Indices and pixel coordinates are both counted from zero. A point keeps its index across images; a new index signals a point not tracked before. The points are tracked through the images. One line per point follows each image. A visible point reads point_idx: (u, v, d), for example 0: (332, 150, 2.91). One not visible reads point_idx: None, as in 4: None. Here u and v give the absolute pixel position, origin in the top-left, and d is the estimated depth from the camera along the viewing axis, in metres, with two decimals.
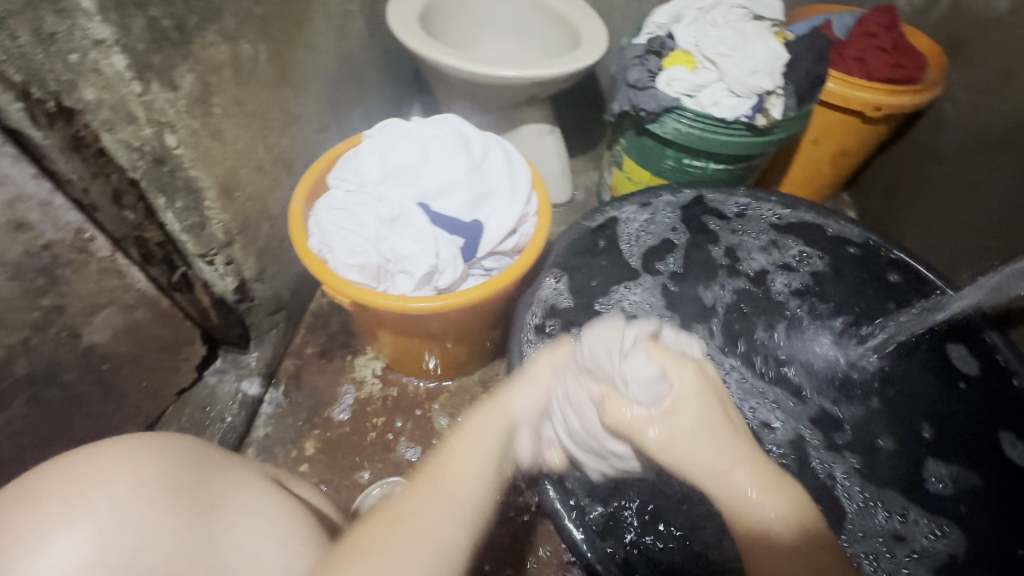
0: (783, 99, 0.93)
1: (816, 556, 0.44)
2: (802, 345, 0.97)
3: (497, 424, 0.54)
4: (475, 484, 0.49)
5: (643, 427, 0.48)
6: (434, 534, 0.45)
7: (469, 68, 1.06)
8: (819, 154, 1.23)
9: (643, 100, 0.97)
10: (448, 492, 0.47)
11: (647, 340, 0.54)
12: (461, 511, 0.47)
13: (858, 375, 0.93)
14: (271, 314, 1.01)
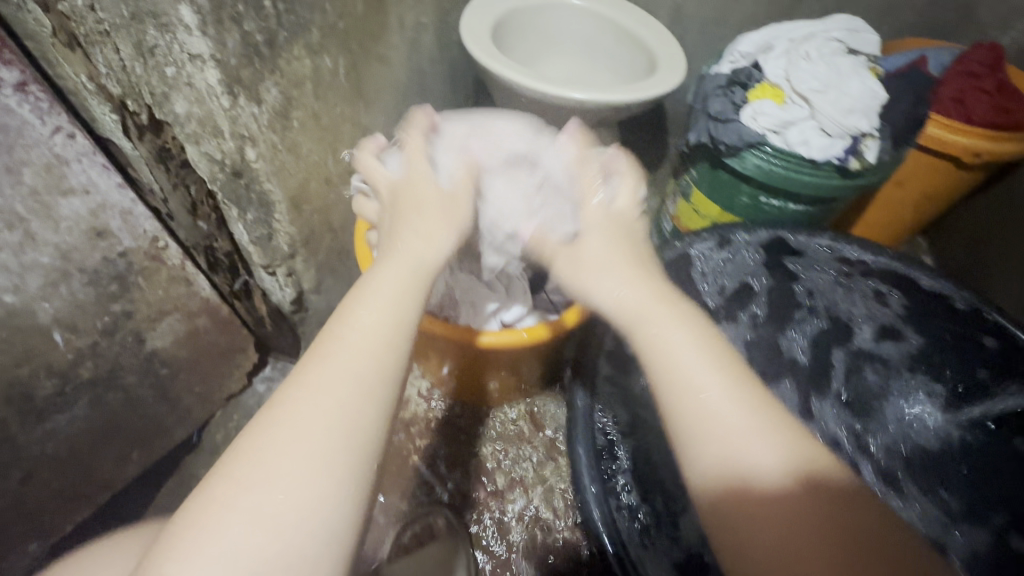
0: (878, 141, 0.87)
1: (819, 521, 0.40)
2: (891, 407, 0.91)
3: (404, 269, 0.49)
4: (385, 332, 0.44)
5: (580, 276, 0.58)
6: (329, 406, 0.40)
7: (541, 88, 1.03)
8: (899, 197, 1.16)
9: (724, 133, 0.92)
10: (355, 344, 0.43)
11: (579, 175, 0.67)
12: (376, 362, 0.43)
13: (940, 443, 0.86)
14: (323, 325, 1.00)
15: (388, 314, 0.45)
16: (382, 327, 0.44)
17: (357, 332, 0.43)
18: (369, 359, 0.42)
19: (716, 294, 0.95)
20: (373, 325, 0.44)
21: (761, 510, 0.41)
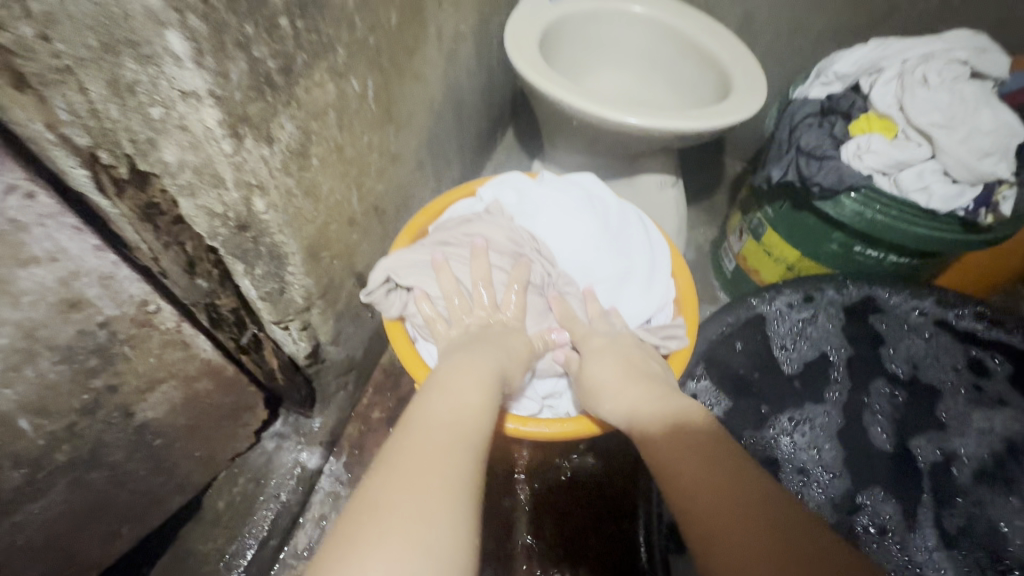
0: (1016, 190, 0.71)
1: (754, 492, 0.43)
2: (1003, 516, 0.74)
3: (486, 358, 0.53)
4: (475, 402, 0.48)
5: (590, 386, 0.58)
6: (448, 465, 0.41)
7: (596, 110, 0.89)
8: (1014, 246, 0.97)
9: (819, 173, 0.77)
10: (454, 407, 0.47)
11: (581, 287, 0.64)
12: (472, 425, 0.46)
13: None
14: (341, 375, 0.89)
15: (481, 388, 0.50)
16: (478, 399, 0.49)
17: (454, 403, 0.47)
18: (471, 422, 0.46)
19: (794, 361, 0.79)
20: (469, 393, 0.49)
21: (715, 499, 0.43)
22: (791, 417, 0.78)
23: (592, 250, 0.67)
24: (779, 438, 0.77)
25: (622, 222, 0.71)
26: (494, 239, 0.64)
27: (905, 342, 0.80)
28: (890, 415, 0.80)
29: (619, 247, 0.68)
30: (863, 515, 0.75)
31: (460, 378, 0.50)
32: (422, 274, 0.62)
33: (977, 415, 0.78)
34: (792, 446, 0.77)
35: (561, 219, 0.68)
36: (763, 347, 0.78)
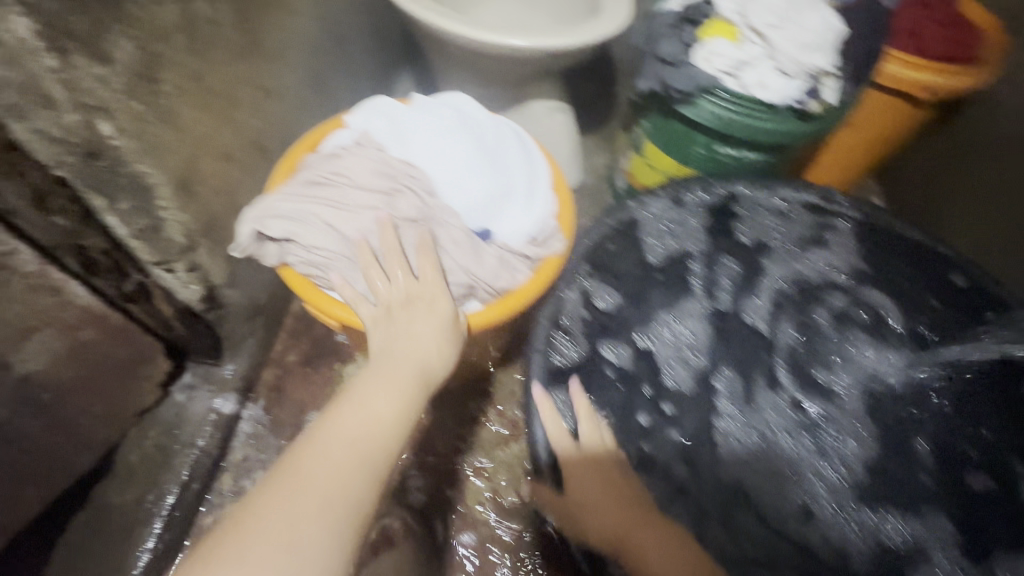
0: (837, 80, 0.81)
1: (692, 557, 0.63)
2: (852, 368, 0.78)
3: (408, 371, 0.51)
4: (385, 411, 0.47)
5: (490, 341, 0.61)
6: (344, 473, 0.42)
7: (472, 34, 0.90)
8: (857, 140, 1.11)
9: (676, 78, 0.84)
10: (364, 422, 0.46)
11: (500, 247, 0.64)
12: (375, 442, 0.45)
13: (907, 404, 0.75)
14: (246, 321, 0.89)
15: (396, 400, 0.48)
16: (393, 412, 0.47)
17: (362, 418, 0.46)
18: (379, 441, 0.45)
19: (661, 254, 0.80)
20: (381, 409, 0.47)
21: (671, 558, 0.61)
22: (668, 318, 0.81)
23: (466, 169, 0.63)
24: (657, 335, 0.80)
25: (499, 139, 0.68)
26: (362, 171, 0.59)
27: (759, 219, 0.80)
28: (752, 293, 0.82)
29: (496, 164, 0.65)
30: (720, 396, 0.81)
31: (377, 385, 0.48)
32: (293, 221, 0.57)
33: (825, 286, 0.80)
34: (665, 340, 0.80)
35: (432, 139, 0.64)
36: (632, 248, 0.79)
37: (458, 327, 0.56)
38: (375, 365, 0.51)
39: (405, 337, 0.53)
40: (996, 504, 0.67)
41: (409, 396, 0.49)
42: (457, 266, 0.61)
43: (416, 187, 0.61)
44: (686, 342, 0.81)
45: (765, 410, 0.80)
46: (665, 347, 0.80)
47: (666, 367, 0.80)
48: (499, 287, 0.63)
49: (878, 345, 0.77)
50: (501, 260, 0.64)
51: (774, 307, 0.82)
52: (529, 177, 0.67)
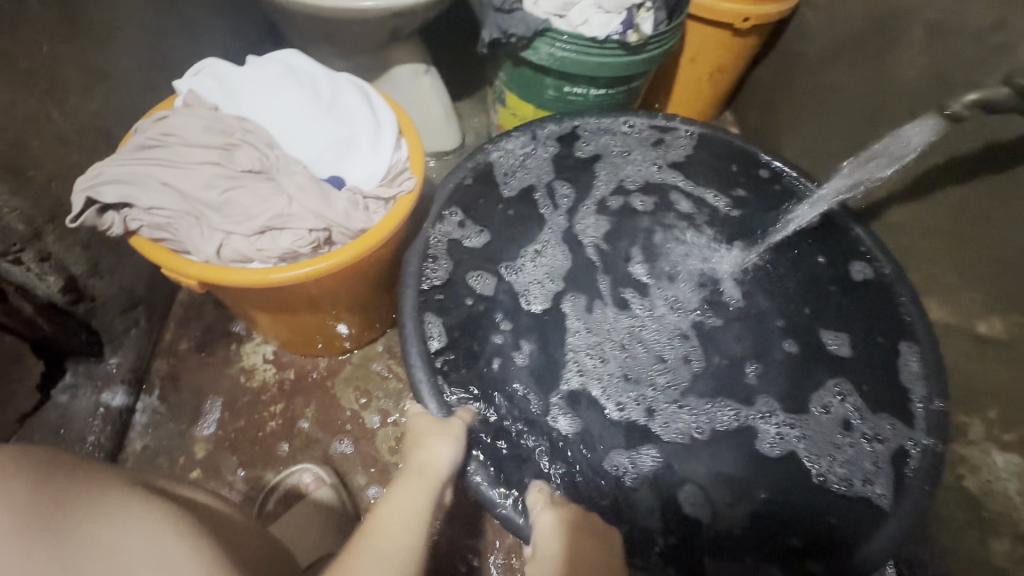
0: (653, 13, 0.91)
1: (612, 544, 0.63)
2: (687, 258, 0.91)
3: (417, 483, 0.58)
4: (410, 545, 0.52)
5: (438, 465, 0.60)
6: None
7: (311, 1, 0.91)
8: (698, 73, 1.21)
9: (511, 25, 0.90)
10: (390, 547, 0.51)
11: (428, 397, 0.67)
12: (406, 548, 0.52)
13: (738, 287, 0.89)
14: (124, 312, 0.88)
15: (415, 512, 0.55)
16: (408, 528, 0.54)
17: (395, 528, 0.53)
18: (407, 550, 0.52)
19: (515, 187, 0.90)
20: (410, 512, 0.55)
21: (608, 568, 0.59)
22: (530, 249, 0.88)
23: (303, 117, 0.67)
24: (520, 266, 0.87)
25: (337, 88, 0.71)
26: (193, 130, 0.63)
27: (602, 140, 0.93)
28: (593, 212, 0.93)
29: (334, 110, 0.69)
30: (574, 313, 0.87)
31: (404, 496, 0.56)
32: (129, 185, 0.60)
33: (659, 195, 0.94)
34: (534, 268, 0.87)
35: (266, 95, 0.67)
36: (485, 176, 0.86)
37: (454, 429, 0.64)
38: (400, 484, 0.57)
39: (423, 453, 0.60)
40: (810, 361, 0.82)
41: (424, 510, 0.56)
42: (305, 211, 0.63)
43: (254, 139, 0.65)
44: (547, 262, 0.88)
45: (608, 321, 0.87)
46: (524, 276, 0.86)
47: (526, 291, 0.86)
48: (356, 229, 0.67)
49: (703, 249, 0.92)
50: (353, 201, 0.67)
51: (619, 230, 0.92)
52: (370, 120, 0.71)
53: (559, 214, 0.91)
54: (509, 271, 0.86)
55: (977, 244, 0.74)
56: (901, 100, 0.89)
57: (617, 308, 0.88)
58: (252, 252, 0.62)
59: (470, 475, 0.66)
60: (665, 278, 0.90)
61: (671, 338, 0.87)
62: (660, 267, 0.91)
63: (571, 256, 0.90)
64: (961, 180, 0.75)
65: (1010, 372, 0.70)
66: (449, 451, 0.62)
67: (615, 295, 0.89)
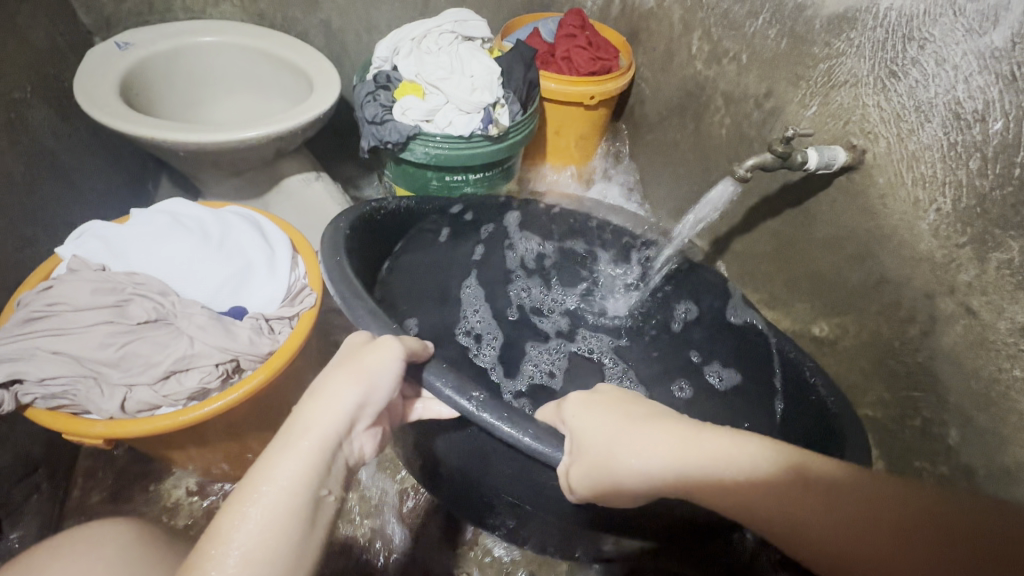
0: (507, 107, 1.05)
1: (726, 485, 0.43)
2: (586, 263, 1.03)
3: (313, 440, 0.46)
4: (285, 541, 0.41)
5: (347, 416, 0.48)
6: None
7: (190, 137, 0.96)
8: (565, 143, 1.35)
9: (386, 133, 1.02)
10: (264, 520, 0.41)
11: (353, 348, 0.53)
12: (275, 550, 0.41)
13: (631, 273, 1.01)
14: (22, 480, 0.83)
15: (296, 489, 0.43)
16: (287, 510, 0.42)
17: (260, 518, 0.41)
18: (285, 531, 0.42)
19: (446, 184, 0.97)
20: (289, 492, 0.43)
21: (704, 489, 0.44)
22: (468, 304, 0.94)
23: (196, 261, 0.72)
24: (465, 325, 0.92)
25: (226, 226, 0.77)
26: (81, 294, 0.65)
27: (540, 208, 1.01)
28: (516, 250, 1.01)
29: (226, 248, 0.74)
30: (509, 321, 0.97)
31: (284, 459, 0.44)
32: (18, 362, 0.62)
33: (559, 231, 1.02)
34: (472, 304, 0.94)
35: (157, 246, 0.72)
36: (392, 224, 0.89)
37: (363, 361, 0.50)
38: (275, 449, 0.45)
39: (316, 408, 0.47)
40: (706, 286, 0.93)
41: (308, 482, 0.44)
42: (209, 348, 0.66)
43: (148, 291, 0.68)
44: (480, 301, 0.96)
45: (539, 351, 0.95)
46: (473, 328, 0.93)
47: (476, 348, 0.91)
48: (263, 353, 0.70)
49: (604, 292, 1.02)
50: (257, 327, 0.71)
51: (524, 275, 1.01)
52: (263, 249, 0.76)
53: (481, 253, 0.98)
54: (462, 330, 0.91)
55: (797, 260, 0.90)
56: (723, 154, 1.07)
57: (539, 312, 1.00)
58: (160, 399, 0.64)
59: (476, 414, 0.53)
60: (577, 276, 1.03)
61: (587, 322, 1.00)
62: (569, 270, 1.03)
63: (493, 292, 0.97)
64: (776, 213, 0.91)
65: (840, 364, 0.84)
66: (350, 394, 0.48)
67: (533, 299, 1.00)
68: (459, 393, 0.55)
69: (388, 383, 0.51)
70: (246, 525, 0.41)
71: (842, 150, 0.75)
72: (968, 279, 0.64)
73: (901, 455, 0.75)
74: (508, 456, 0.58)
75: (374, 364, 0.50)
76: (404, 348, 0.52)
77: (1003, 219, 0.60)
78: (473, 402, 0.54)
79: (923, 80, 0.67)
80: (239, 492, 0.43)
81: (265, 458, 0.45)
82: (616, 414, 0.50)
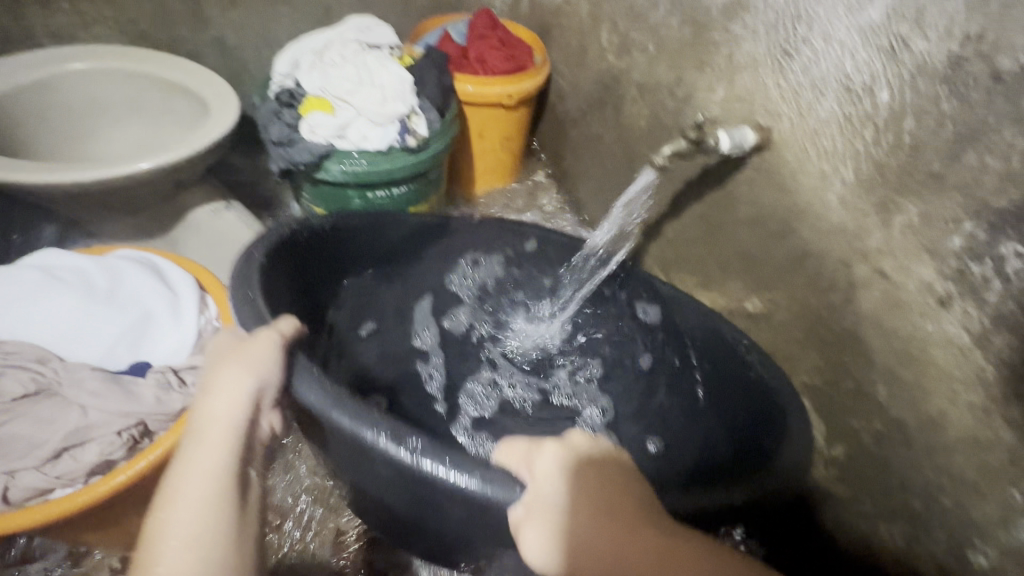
0: (424, 115, 1.02)
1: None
2: (530, 277, 0.99)
3: (216, 427, 0.46)
4: (221, 527, 0.43)
5: (247, 393, 0.49)
6: None
7: (68, 177, 0.86)
8: (490, 146, 1.32)
9: (295, 154, 0.96)
10: (188, 513, 0.43)
11: (230, 339, 0.53)
12: (212, 535, 0.43)
13: (559, 280, 0.98)
14: None
15: (212, 477, 0.45)
16: (209, 501, 0.44)
17: (187, 514, 0.43)
18: (213, 524, 0.43)
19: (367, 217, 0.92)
20: (205, 481, 0.45)
21: None
22: (418, 321, 0.98)
23: (84, 319, 0.64)
24: (419, 335, 0.97)
25: (115, 274, 0.69)
26: None
27: (503, 232, 0.95)
28: (470, 263, 0.98)
29: (117, 299, 0.67)
30: (456, 333, 0.99)
31: (192, 456, 0.46)
32: None
33: (503, 243, 0.96)
34: (423, 320, 0.98)
35: (34, 308, 0.64)
36: (328, 252, 0.84)
37: (246, 349, 0.51)
38: (189, 453, 0.46)
39: (211, 401, 0.48)
40: (642, 290, 0.90)
41: (223, 469, 0.45)
42: (107, 415, 0.59)
43: (26, 361, 0.60)
44: (426, 316, 0.98)
45: (489, 369, 0.98)
46: (424, 340, 0.97)
47: (426, 364, 0.96)
48: (174, 410, 0.62)
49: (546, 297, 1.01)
50: (163, 383, 0.63)
51: (476, 283, 1.00)
52: (163, 294, 0.68)
53: (446, 270, 0.98)
54: (419, 342, 0.97)
55: (725, 241, 0.91)
56: (643, 143, 1.07)
57: (487, 321, 1.02)
58: (51, 482, 0.56)
59: (413, 464, 0.51)
60: (520, 291, 1.01)
61: (533, 327, 1.02)
62: (515, 279, 1.00)
63: (439, 307, 0.99)
64: (700, 197, 0.93)
65: (776, 336, 0.86)
66: (243, 378, 0.49)
67: (480, 312, 1.01)
68: (394, 443, 0.52)
69: (273, 361, 0.52)
70: (172, 521, 0.43)
71: (751, 131, 0.77)
72: (877, 244, 0.66)
73: (838, 418, 0.78)
74: (460, 500, 0.52)
75: (258, 349, 0.51)
76: (277, 333, 0.54)
77: (902, 184, 0.63)
78: (407, 452, 0.51)
79: (815, 58, 0.69)
80: (160, 498, 0.45)
81: (176, 463, 0.46)
82: (606, 521, 0.45)
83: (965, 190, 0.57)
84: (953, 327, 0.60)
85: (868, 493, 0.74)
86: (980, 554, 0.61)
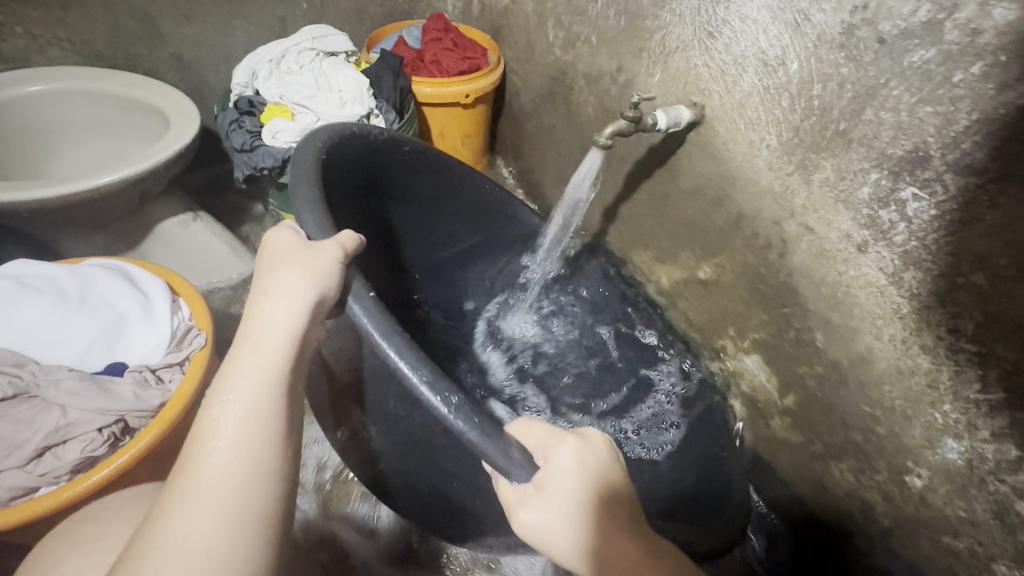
0: (383, 116, 1.05)
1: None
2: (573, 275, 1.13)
3: (276, 331, 0.47)
4: (267, 431, 0.45)
5: (306, 303, 0.48)
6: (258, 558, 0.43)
7: (31, 195, 0.87)
8: (452, 143, 1.36)
9: (259, 160, 0.98)
10: (247, 405, 0.45)
11: (296, 247, 0.51)
12: (265, 430, 0.45)
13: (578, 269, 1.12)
14: None
15: (269, 377, 0.46)
16: (267, 399, 0.46)
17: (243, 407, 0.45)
18: (268, 417, 0.45)
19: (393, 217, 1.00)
20: (262, 381, 0.46)
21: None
22: (496, 319, 1.10)
23: (58, 324, 0.66)
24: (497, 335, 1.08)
25: (87, 281, 0.71)
26: None
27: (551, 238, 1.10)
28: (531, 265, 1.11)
29: (90, 304, 0.69)
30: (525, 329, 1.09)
31: (249, 355, 0.46)
32: None
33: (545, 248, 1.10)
34: (496, 319, 1.09)
35: (7, 317, 0.66)
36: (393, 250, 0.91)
37: (309, 260, 0.49)
38: (245, 352, 0.47)
39: (268, 306, 0.48)
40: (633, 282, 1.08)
41: (279, 370, 0.46)
42: (86, 413, 0.61)
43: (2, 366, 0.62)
44: (498, 312, 1.10)
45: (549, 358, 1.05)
46: (497, 333, 1.08)
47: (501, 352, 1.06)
48: (154, 406, 0.64)
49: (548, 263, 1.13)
50: (140, 381, 0.65)
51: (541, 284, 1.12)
52: (135, 296, 0.71)
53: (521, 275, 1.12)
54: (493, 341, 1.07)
55: (674, 214, 0.97)
56: (592, 130, 1.13)
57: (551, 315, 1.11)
58: (35, 480, 0.58)
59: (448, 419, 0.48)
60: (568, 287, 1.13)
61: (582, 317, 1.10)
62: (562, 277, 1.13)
63: (510, 305, 1.11)
64: (648, 175, 0.99)
65: (726, 299, 0.92)
66: (303, 288, 0.48)
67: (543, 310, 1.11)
68: (431, 392, 0.49)
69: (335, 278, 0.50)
70: (229, 412, 0.44)
71: (685, 108, 0.83)
72: (802, 201, 0.72)
73: (786, 368, 0.83)
74: (451, 450, 0.56)
75: (323, 263, 0.49)
76: (341, 251, 0.51)
77: (816, 145, 0.69)
78: (445, 406, 0.49)
79: (734, 37, 0.75)
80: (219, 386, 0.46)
81: (233, 359, 0.47)
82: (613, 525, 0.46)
83: (868, 143, 0.63)
84: (871, 268, 0.66)
85: (818, 435, 0.80)
86: (914, 475, 0.68)
